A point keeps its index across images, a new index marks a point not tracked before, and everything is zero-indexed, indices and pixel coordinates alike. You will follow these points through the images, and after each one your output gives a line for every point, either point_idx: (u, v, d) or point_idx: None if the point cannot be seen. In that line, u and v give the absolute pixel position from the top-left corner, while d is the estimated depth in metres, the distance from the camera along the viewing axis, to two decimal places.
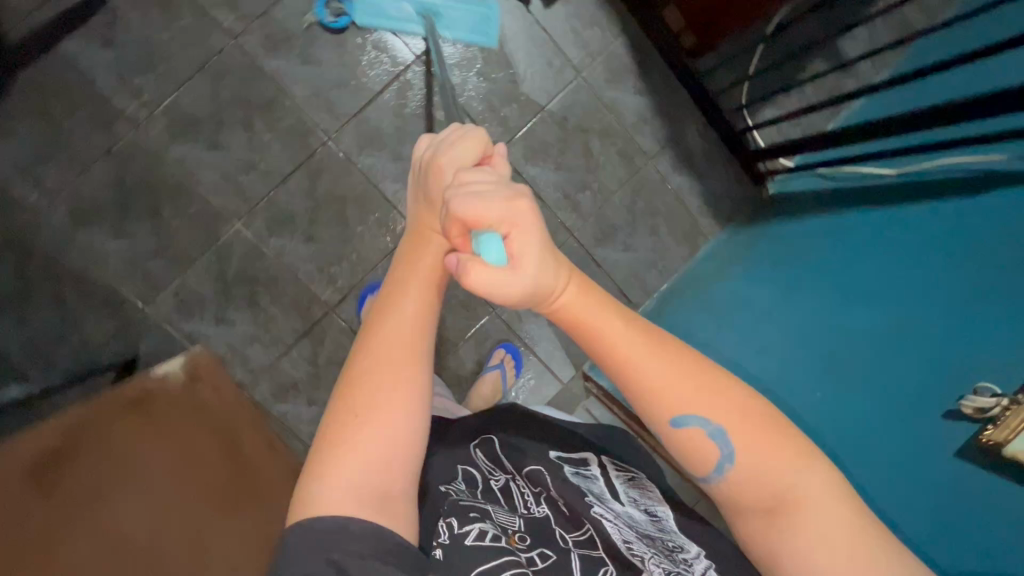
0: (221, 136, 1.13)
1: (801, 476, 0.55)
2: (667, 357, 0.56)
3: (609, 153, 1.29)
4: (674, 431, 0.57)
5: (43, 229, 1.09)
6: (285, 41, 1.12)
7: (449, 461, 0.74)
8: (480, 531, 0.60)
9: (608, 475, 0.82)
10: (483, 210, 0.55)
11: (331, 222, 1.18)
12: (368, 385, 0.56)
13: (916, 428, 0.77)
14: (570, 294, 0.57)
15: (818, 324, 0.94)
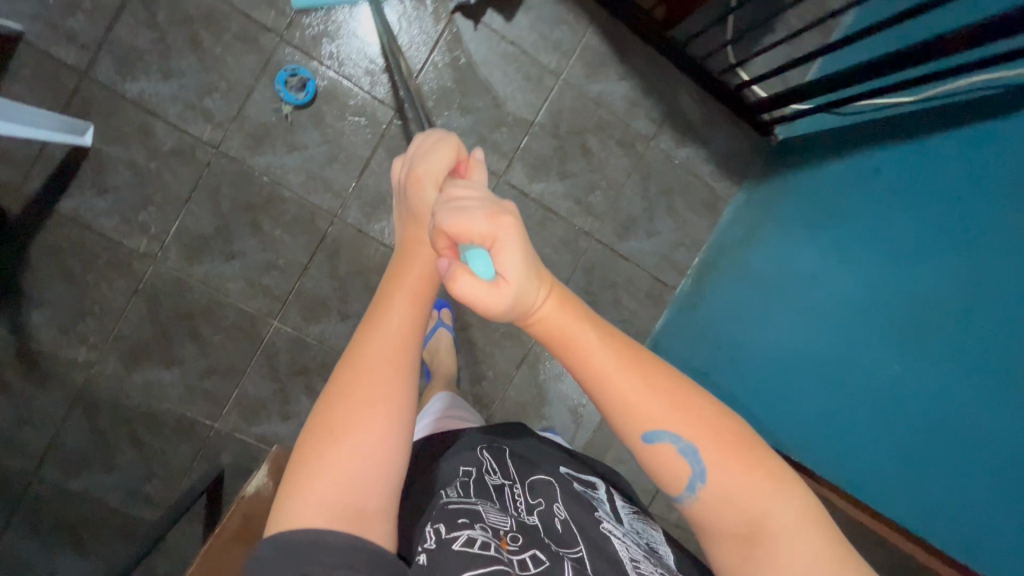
0: (234, 245, 1.13)
1: (773, 502, 0.51)
2: (640, 372, 0.53)
3: (609, 146, 1.26)
4: (643, 446, 0.53)
5: (102, 380, 1.12)
6: (267, 135, 1.11)
7: (451, 466, 0.82)
8: (469, 537, 0.62)
9: (615, 504, 0.88)
10: (466, 224, 0.51)
11: (360, 295, 1.19)
12: (348, 400, 0.52)
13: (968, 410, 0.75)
14: (547, 309, 0.53)
15: (857, 301, 0.93)
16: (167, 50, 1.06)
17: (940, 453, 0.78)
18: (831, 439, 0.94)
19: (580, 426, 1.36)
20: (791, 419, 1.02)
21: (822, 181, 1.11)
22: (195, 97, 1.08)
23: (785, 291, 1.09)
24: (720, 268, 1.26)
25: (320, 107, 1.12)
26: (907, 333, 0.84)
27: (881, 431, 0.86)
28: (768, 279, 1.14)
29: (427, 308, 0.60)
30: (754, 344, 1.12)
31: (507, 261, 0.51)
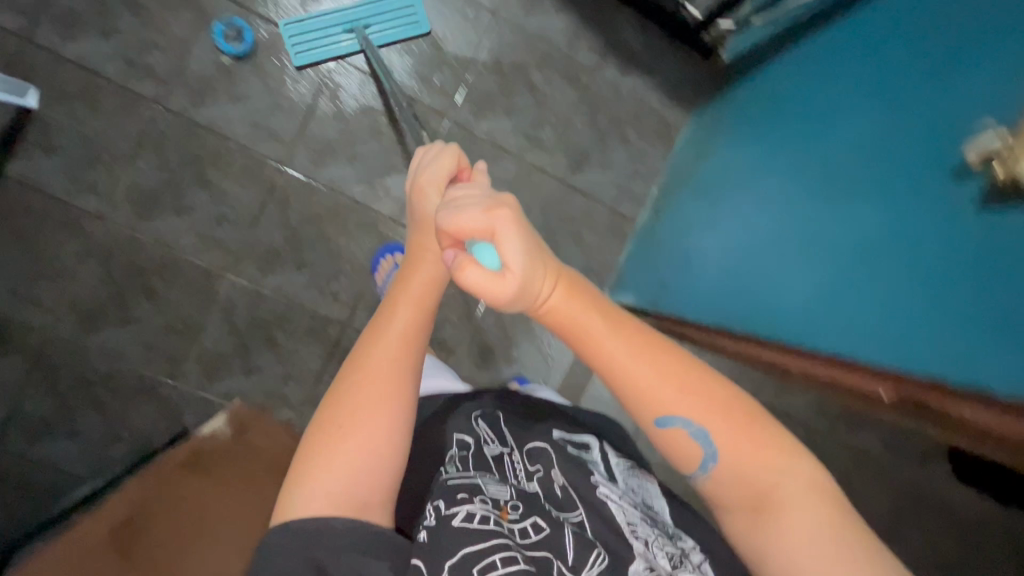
0: (184, 199, 1.14)
1: (781, 474, 0.56)
2: (651, 358, 0.56)
3: (553, 81, 1.27)
4: (655, 429, 0.58)
5: (60, 344, 1.12)
6: (209, 88, 1.13)
7: (443, 436, 0.78)
8: (468, 513, 0.61)
9: (608, 460, 0.80)
10: (464, 219, 0.52)
11: (314, 243, 1.20)
12: (354, 400, 0.60)
13: (912, 227, 0.63)
14: (556, 299, 0.55)
15: (796, 174, 0.86)
16: (105, 10, 1.09)
17: (882, 290, 0.66)
18: (770, 318, 0.83)
19: (551, 368, 1.33)
20: (734, 312, 0.90)
21: (767, 78, 1.07)
22: (135, 54, 1.10)
23: (724, 187, 1.04)
24: (675, 188, 1.24)
25: (260, 57, 1.14)
26: (848, 181, 0.75)
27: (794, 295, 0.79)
28: (713, 180, 1.09)
29: (429, 313, 0.66)
30: (694, 242, 1.06)
31: (509, 251, 0.51)
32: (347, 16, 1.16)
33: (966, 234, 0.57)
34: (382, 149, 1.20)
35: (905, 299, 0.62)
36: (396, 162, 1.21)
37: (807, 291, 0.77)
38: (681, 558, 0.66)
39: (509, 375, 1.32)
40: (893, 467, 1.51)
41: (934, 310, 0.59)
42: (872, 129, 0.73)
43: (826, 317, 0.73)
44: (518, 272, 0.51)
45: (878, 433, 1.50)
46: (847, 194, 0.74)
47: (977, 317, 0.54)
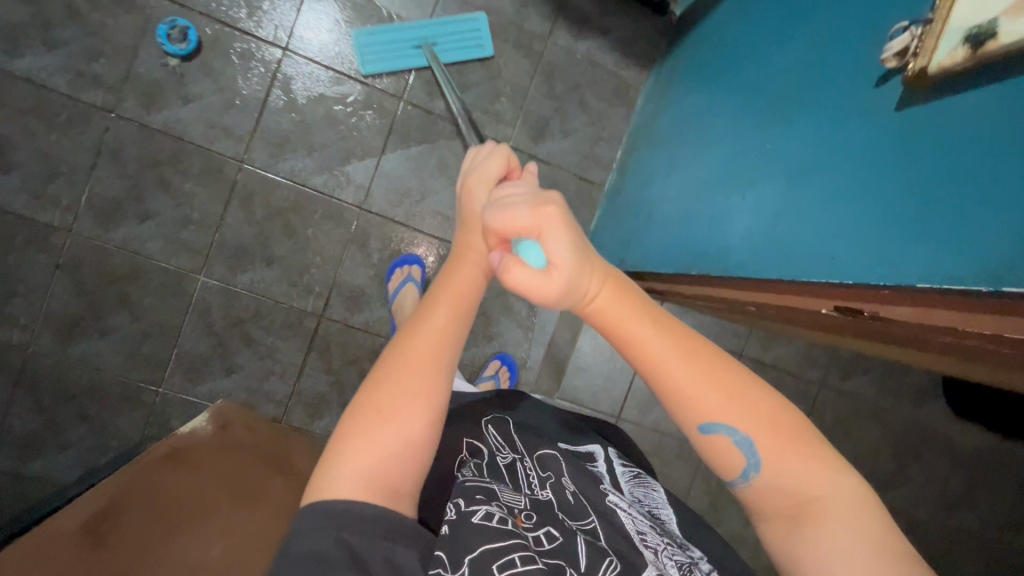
0: (147, 205, 1.15)
1: (829, 483, 0.49)
2: (700, 365, 0.51)
3: (506, 51, 1.26)
4: (699, 437, 0.52)
5: (40, 359, 1.13)
6: (160, 92, 1.13)
7: (457, 440, 0.76)
8: (487, 512, 0.56)
9: (614, 470, 0.81)
10: (513, 219, 0.50)
11: (281, 237, 1.20)
12: (396, 389, 0.56)
13: (839, 144, 0.61)
14: (603, 298, 0.52)
15: (741, 114, 0.84)
16: (47, 22, 1.09)
17: (808, 211, 0.64)
18: (716, 259, 0.82)
19: (532, 342, 1.33)
20: (690, 259, 0.89)
21: (716, 30, 1.06)
22: (81, 64, 1.10)
23: (683, 139, 1.03)
24: (636, 146, 1.24)
25: (207, 55, 1.14)
26: (783, 111, 0.73)
27: (739, 231, 0.77)
28: (673, 133, 1.08)
29: (472, 309, 0.62)
30: (659, 194, 1.05)
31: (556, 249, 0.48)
32: (414, 32, 1.19)
33: (878, 141, 0.55)
34: (340, 137, 1.21)
35: (827, 218, 0.60)
36: (355, 149, 1.21)
37: (749, 225, 0.75)
38: (691, 567, 0.63)
39: (490, 351, 1.32)
40: (889, 410, 1.49)
41: (849, 222, 0.57)
42: (808, 55, 0.71)
43: (762, 250, 0.71)
44: (564, 271, 0.48)
45: (871, 376, 1.48)
46: (782, 123, 0.73)
47: (881, 223, 0.52)
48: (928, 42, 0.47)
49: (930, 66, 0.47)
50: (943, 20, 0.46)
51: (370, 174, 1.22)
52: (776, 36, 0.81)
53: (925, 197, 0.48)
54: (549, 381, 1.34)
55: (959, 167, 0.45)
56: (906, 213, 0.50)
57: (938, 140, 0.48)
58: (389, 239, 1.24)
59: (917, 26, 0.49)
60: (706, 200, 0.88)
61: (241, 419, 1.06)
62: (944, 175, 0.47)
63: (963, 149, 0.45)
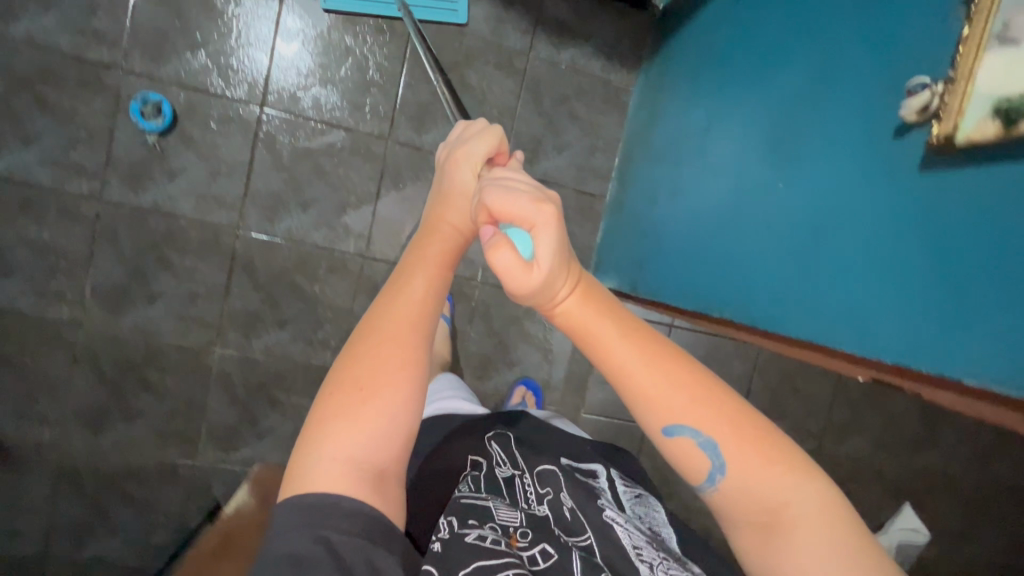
0: (151, 286, 1.14)
1: (792, 489, 0.47)
2: (663, 367, 0.49)
3: (487, 73, 1.21)
4: (662, 438, 0.49)
5: (75, 451, 1.15)
6: (143, 171, 1.11)
7: (456, 455, 0.79)
8: (479, 534, 0.61)
9: (617, 489, 0.82)
10: (511, 204, 0.50)
11: (289, 297, 1.19)
12: (374, 362, 0.52)
13: (863, 205, 0.63)
14: (570, 304, 0.50)
15: (746, 146, 0.84)
16: (17, 117, 1.05)
17: (832, 269, 0.65)
18: (729, 296, 0.83)
19: (552, 362, 1.33)
20: (700, 292, 0.90)
21: (699, 37, 1.03)
22: (60, 155, 1.08)
23: (683, 156, 1.02)
24: (632, 155, 1.21)
25: (184, 125, 1.11)
26: (796, 156, 0.74)
27: (754, 266, 0.78)
28: (669, 148, 1.07)
29: (449, 274, 0.59)
30: (662, 215, 1.05)
31: (544, 245, 0.47)
32: None
33: (905, 203, 0.58)
34: (331, 189, 1.18)
35: (851, 269, 0.62)
36: (349, 198, 1.19)
37: (764, 260, 0.76)
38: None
39: (512, 378, 1.32)
40: None
41: (877, 277, 0.59)
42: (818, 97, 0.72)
43: (782, 298, 0.73)
44: (546, 267, 0.48)
45: None
46: (798, 159, 0.73)
47: (916, 290, 0.55)
48: (953, 103, 0.51)
49: (958, 133, 0.51)
50: (966, 81, 0.50)
51: (368, 222, 1.20)
52: (778, 57, 0.81)
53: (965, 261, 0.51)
54: (574, 398, 1.35)
55: (996, 239, 0.48)
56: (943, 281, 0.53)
57: (969, 213, 0.51)
58: None
59: (938, 83, 0.54)
60: (715, 225, 0.88)
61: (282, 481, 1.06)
62: (979, 255, 0.50)
63: (999, 225, 0.48)
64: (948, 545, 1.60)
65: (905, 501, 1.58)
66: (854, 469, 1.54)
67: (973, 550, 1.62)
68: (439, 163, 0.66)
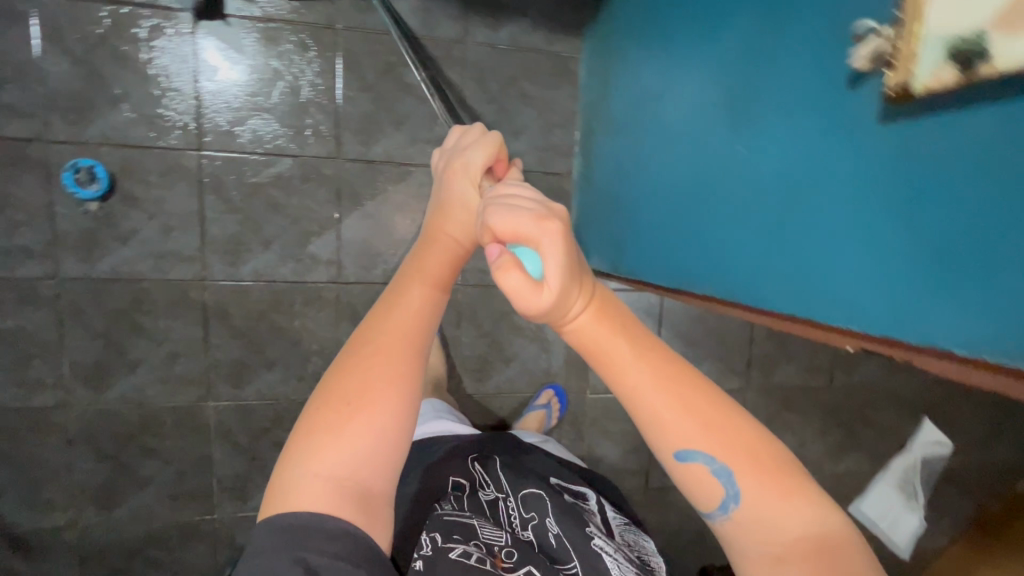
0: (130, 355, 1.11)
1: (808, 519, 0.45)
2: (679, 394, 0.47)
3: (426, 68, 1.15)
4: (673, 464, 0.47)
5: (92, 530, 1.15)
6: (93, 239, 1.06)
7: (442, 473, 0.89)
8: (463, 552, 0.72)
9: (606, 514, 0.95)
10: (512, 220, 0.46)
11: (271, 337, 1.16)
12: (363, 380, 0.53)
13: (839, 162, 0.57)
14: (585, 318, 0.47)
15: (708, 104, 0.78)
16: None
17: (814, 236, 0.61)
18: (712, 270, 0.79)
19: (550, 350, 1.31)
20: (682, 265, 0.87)
21: None
22: (5, 240, 1.03)
23: (643, 124, 0.96)
24: (593, 126, 1.16)
25: (123, 185, 1.06)
26: (761, 112, 0.68)
27: (729, 237, 0.75)
28: (628, 118, 1.01)
29: (444, 290, 0.60)
30: (632, 189, 1.01)
31: (552, 265, 0.44)
32: None
33: (875, 165, 0.53)
34: (290, 220, 1.13)
35: (824, 236, 0.59)
36: (310, 226, 1.14)
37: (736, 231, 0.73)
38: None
39: (511, 372, 1.30)
40: None
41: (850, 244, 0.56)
42: (775, 43, 0.65)
43: (764, 269, 0.68)
44: (556, 286, 0.44)
45: None
46: (755, 119, 0.69)
47: (908, 259, 0.50)
48: (905, 48, 0.46)
49: (914, 84, 0.46)
50: (914, 21, 0.45)
51: (334, 247, 1.16)
52: (722, 9, 0.75)
53: (935, 220, 0.47)
54: (578, 379, 1.34)
55: (965, 205, 0.45)
56: (911, 246, 0.50)
57: (928, 172, 0.48)
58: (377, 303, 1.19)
59: (888, 27, 0.49)
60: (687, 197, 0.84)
61: None
62: (971, 215, 0.44)
63: (957, 184, 0.46)
64: (971, 449, 1.62)
65: (923, 414, 1.58)
66: (870, 394, 1.53)
67: (997, 449, 1.63)
68: (439, 169, 0.64)
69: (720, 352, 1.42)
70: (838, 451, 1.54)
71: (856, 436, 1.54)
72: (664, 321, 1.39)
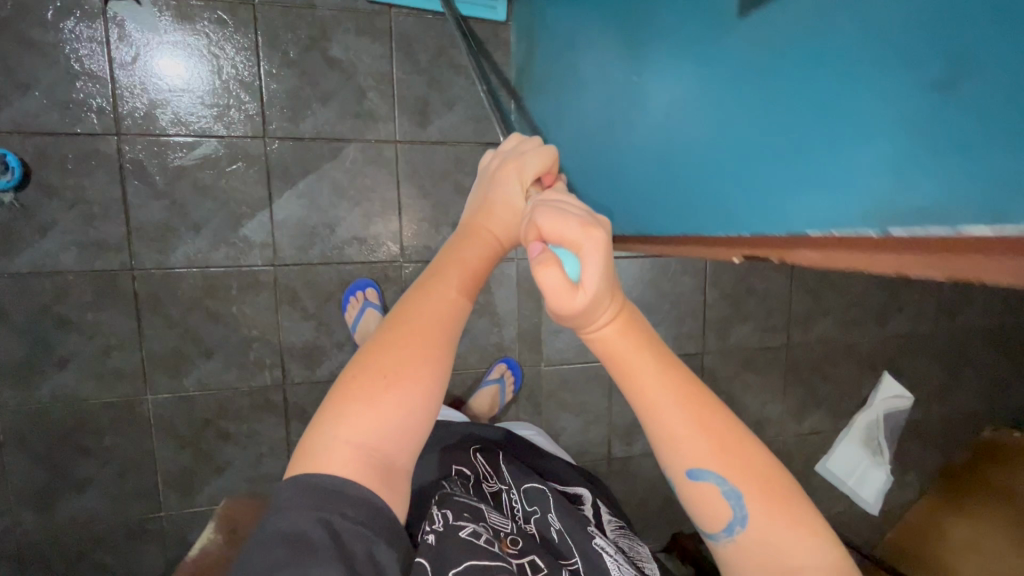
0: (59, 351, 1.07)
1: (808, 551, 0.50)
2: (700, 413, 0.52)
3: (351, 42, 1.12)
4: (686, 481, 0.52)
5: (31, 536, 1.10)
6: (10, 232, 1.02)
7: (449, 463, 0.90)
8: (473, 531, 0.68)
9: (601, 517, 0.94)
10: (559, 224, 0.51)
11: (209, 325, 1.13)
12: (402, 355, 0.53)
13: (739, 59, 0.55)
14: (608, 332, 0.53)
15: (622, 35, 0.76)
16: None
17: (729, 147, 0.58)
18: (652, 207, 0.76)
19: (502, 324, 1.30)
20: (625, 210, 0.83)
21: None
22: None
23: (570, 82, 0.94)
24: (524, 88, 1.15)
25: (39, 174, 1.02)
26: (666, 29, 0.66)
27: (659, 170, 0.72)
28: (552, 75, 1.00)
29: (472, 297, 0.59)
30: (561, 145, 0.99)
31: (591, 270, 0.49)
32: None
33: (771, 51, 0.50)
34: (220, 203, 1.11)
35: (723, 148, 0.59)
36: (240, 209, 1.12)
37: (659, 165, 0.72)
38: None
39: (463, 349, 1.28)
40: None
41: (742, 149, 0.56)
42: None
43: (693, 194, 0.65)
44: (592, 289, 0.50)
45: None
46: (667, 40, 0.66)
47: (817, 146, 0.47)
48: None
49: None
50: None
51: (268, 229, 1.13)
52: None
53: (837, 93, 0.45)
54: (532, 353, 1.32)
55: (862, 71, 0.42)
56: (833, 125, 0.45)
57: (823, 44, 0.45)
58: (317, 285, 1.17)
59: None
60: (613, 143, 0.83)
61: (252, 515, 1.11)
62: (869, 79, 0.42)
63: (854, 50, 0.43)
64: (932, 402, 1.63)
65: (884, 369, 1.59)
66: (828, 352, 1.53)
67: (957, 400, 1.65)
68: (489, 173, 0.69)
69: (675, 317, 1.42)
70: (802, 411, 1.54)
71: (817, 394, 1.55)
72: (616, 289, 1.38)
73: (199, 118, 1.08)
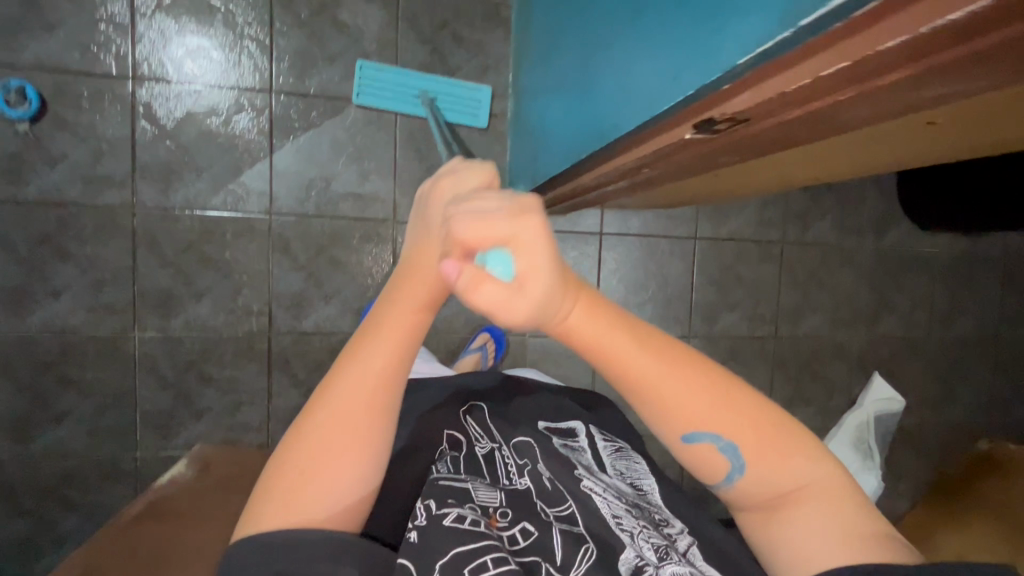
0: (52, 279, 1.10)
1: (805, 474, 0.53)
2: (684, 376, 0.50)
3: (359, 9, 1.19)
4: (682, 446, 0.52)
5: (5, 465, 1.11)
6: (20, 163, 1.07)
7: (434, 424, 0.80)
8: (458, 515, 0.60)
9: (596, 446, 0.87)
10: (481, 226, 0.40)
11: (200, 268, 1.16)
12: (326, 428, 0.55)
13: None
14: (575, 316, 0.46)
15: None
16: None
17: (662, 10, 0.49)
18: (604, 123, 0.67)
19: None
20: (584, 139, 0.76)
21: None
22: None
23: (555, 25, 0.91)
24: (523, 55, 1.17)
25: (55, 109, 1.08)
26: None
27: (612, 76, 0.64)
28: (548, 36, 0.96)
29: (433, 314, 0.56)
30: (548, 92, 0.96)
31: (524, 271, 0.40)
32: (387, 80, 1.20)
33: None
34: (223, 150, 1.15)
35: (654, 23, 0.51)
36: (242, 158, 1.16)
37: (609, 75, 0.65)
38: (667, 548, 0.66)
39: (448, 314, 1.30)
40: (851, 245, 1.52)
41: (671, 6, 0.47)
42: None
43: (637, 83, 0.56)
44: (531, 293, 0.41)
45: (829, 217, 1.50)
46: None
47: None
48: None
49: None
50: None
51: (266, 178, 1.17)
52: None
53: None
54: None
55: None
56: None
57: None
58: (310, 237, 1.20)
59: None
60: (586, 83, 0.74)
61: (226, 458, 1.11)
62: None
63: None
64: (925, 409, 1.60)
65: (874, 370, 1.56)
66: (817, 347, 1.53)
67: (951, 410, 1.61)
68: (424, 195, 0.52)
69: (662, 299, 1.43)
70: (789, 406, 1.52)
71: (805, 391, 1.53)
72: (603, 267, 1.39)
73: (211, 68, 1.14)
